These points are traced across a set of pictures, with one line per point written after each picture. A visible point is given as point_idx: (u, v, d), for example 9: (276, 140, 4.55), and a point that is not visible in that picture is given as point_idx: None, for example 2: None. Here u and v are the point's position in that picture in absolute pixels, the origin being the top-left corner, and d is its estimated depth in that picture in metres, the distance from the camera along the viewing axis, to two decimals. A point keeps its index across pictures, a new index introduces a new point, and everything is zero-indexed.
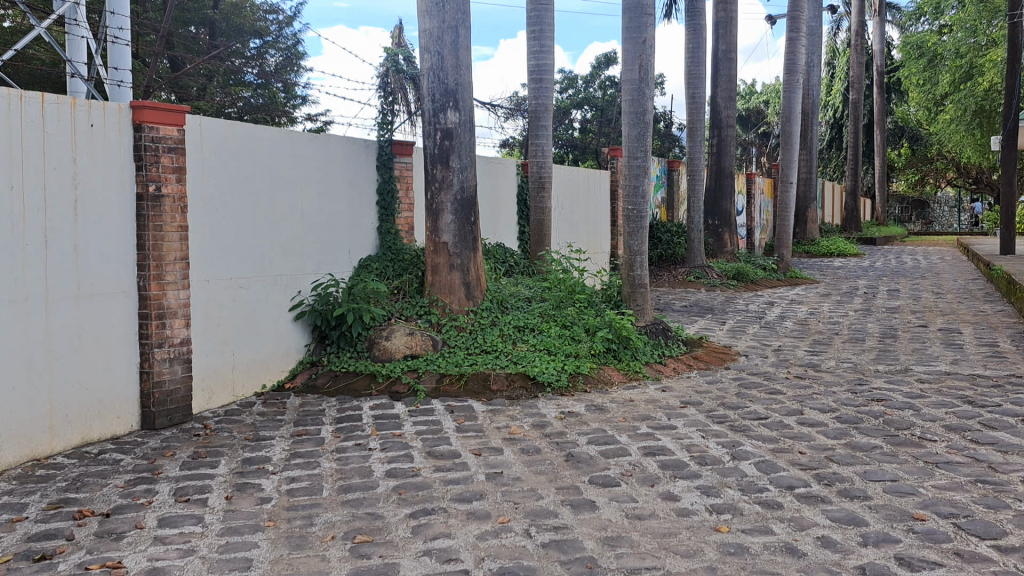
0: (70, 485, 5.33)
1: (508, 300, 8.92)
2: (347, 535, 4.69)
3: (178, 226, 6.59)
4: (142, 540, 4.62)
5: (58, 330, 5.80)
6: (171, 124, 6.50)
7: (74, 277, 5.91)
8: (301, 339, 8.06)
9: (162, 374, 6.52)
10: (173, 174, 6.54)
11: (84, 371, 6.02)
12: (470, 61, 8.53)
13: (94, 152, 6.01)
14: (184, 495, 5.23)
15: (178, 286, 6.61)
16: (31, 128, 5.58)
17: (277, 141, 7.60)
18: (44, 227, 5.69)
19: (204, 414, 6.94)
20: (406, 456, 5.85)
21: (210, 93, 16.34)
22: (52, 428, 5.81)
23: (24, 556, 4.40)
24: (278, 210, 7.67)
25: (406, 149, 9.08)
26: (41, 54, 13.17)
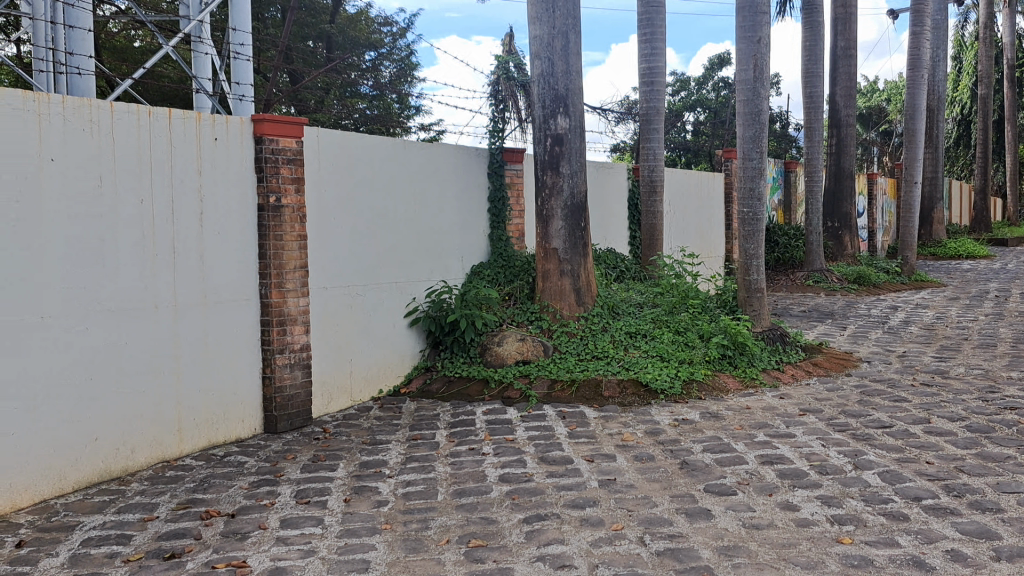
0: (198, 486, 5.56)
1: (620, 305, 8.83)
2: (461, 539, 4.73)
3: (297, 235, 6.80)
4: (265, 540, 4.78)
5: (185, 337, 6.08)
6: (290, 136, 6.71)
7: (200, 285, 6.18)
8: (416, 345, 8.20)
9: (283, 379, 6.72)
10: (293, 185, 6.76)
11: (209, 376, 6.28)
12: (581, 66, 8.50)
13: (217, 165, 6.27)
14: (305, 496, 5.39)
15: (298, 293, 6.81)
16: (158, 143, 5.86)
17: (391, 151, 7.76)
18: (171, 238, 5.96)
19: (324, 418, 7.13)
20: (519, 461, 5.86)
21: (328, 105, 16.80)
22: (179, 431, 6.08)
23: (155, 554, 4.61)
24: (393, 218, 7.83)
25: (517, 156, 9.12)
26: (170, 72, 13.84)
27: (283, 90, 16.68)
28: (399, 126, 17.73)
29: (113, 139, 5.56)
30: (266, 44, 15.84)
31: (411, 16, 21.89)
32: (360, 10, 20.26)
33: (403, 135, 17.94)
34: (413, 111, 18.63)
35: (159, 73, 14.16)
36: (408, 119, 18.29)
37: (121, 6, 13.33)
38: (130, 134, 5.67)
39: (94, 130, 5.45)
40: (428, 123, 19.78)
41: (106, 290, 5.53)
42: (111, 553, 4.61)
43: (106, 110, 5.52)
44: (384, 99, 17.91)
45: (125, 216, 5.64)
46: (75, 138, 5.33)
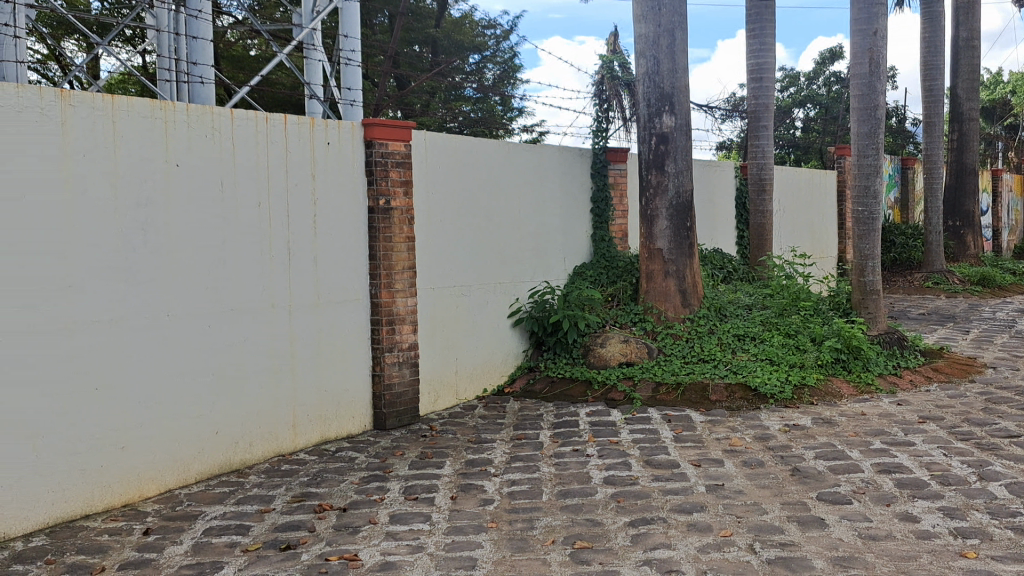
0: (311, 480, 5.72)
1: (727, 307, 8.66)
2: (567, 540, 4.73)
3: (406, 237, 6.91)
4: (375, 535, 4.88)
5: (301, 335, 6.28)
6: (399, 140, 6.84)
7: (314, 286, 6.37)
8: (519, 345, 8.24)
9: (392, 377, 6.85)
10: (401, 188, 6.88)
11: (323, 373, 6.47)
12: (687, 64, 8.38)
13: (330, 169, 6.44)
14: (413, 493, 5.48)
15: (406, 293, 6.93)
16: (276, 148, 6.07)
17: (496, 152, 7.82)
18: (287, 239, 6.17)
19: (431, 416, 7.23)
20: (624, 464, 5.81)
21: (433, 108, 17.04)
22: (295, 426, 6.28)
23: (272, 545, 4.78)
24: (497, 219, 7.89)
25: (621, 156, 9.07)
26: (284, 79, 14.31)
27: (391, 95, 17.02)
28: (503, 128, 17.84)
29: (234, 145, 5.79)
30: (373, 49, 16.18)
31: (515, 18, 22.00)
32: (465, 14, 20.47)
33: (507, 136, 18.06)
34: (515, 113, 18.71)
35: (274, 81, 14.65)
36: (512, 121, 18.39)
37: (239, 16, 13.85)
38: (249, 140, 5.90)
39: (216, 137, 5.69)
40: (532, 125, 19.86)
41: (228, 290, 5.78)
42: (230, 543, 4.80)
43: (227, 117, 5.75)
44: (488, 101, 17.95)
45: (245, 219, 5.87)
46: (199, 145, 5.58)
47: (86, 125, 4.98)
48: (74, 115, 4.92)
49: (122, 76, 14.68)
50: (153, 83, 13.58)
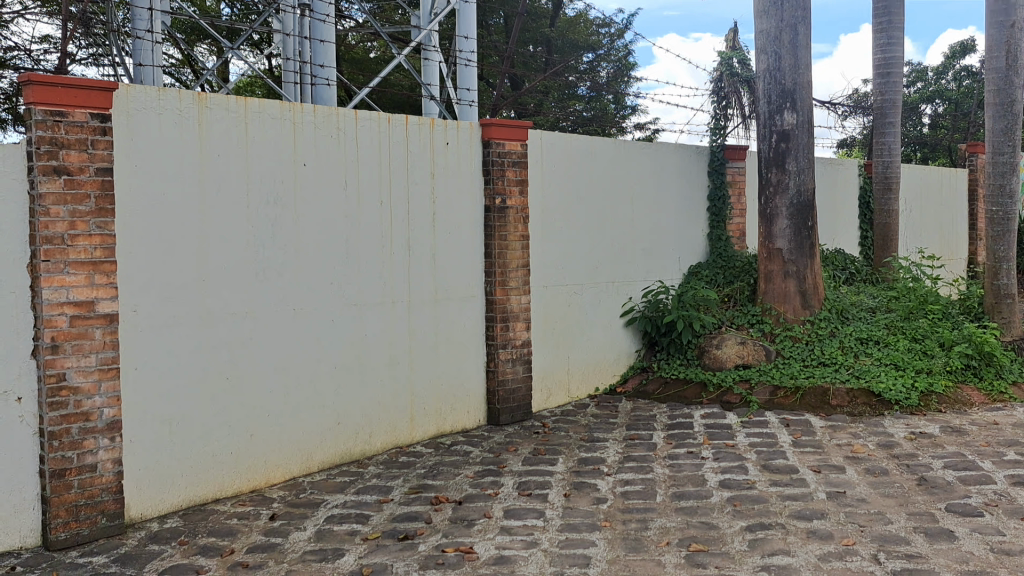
0: (427, 472, 5.83)
1: (850, 310, 8.38)
2: (682, 543, 4.68)
3: (521, 235, 6.97)
4: (490, 528, 4.95)
5: (419, 330, 6.42)
6: (516, 139, 6.91)
7: (432, 281, 6.49)
8: (632, 344, 8.20)
9: (505, 373, 6.92)
10: (517, 187, 6.94)
11: (440, 368, 6.59)
12: (810, 59, 8.16)
13: (449, 168, 6.56)
14: (527, 489, 5.52)
15: (520, 291, 6.98)
16: (397, 148, 6.22)
17: (610, 150, 7.81)
18: (407, 236, 6.31)
19: (543, 413, 7.27)
20: (741, 468, 5.71)
21: (547, 107, 17.01)
22: (412, 418, 6.42)
23: (390, 534, 4.89)
24: (612, 218, 7.87)
25: (740, 154, 8.90)
26: (401, 80, 14.57)
27: (505, 95, 17.11)
28: (616, 127, 17.67)
29: (357, 145, 5.98)
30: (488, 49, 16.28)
31: (630, 15, 21.75)
32: (579, 13, 20.36)
33: (621, 135, 17.90)
34: (629, 111, 18.54)
35: (392, 83, 14.93)
36: (626, 120, 18.20)
37: (361, 18, 14.16)
38: (372, 140, 6.07)
39: (341, 138, 5.89)
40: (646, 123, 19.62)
41: (351, 286, 5.98)
42: (351, 531, 4.95)
43: (351, 119, 5.94)
44: (601, 101, 17.73)
45: (367, 217, 6.06)
46: (325, 145, 5.80)
47: (220, 128, 5.26)
48: (210, 118, 5.22)
49: (248, 79, 15.26)
50: (278, 86, 14.06)
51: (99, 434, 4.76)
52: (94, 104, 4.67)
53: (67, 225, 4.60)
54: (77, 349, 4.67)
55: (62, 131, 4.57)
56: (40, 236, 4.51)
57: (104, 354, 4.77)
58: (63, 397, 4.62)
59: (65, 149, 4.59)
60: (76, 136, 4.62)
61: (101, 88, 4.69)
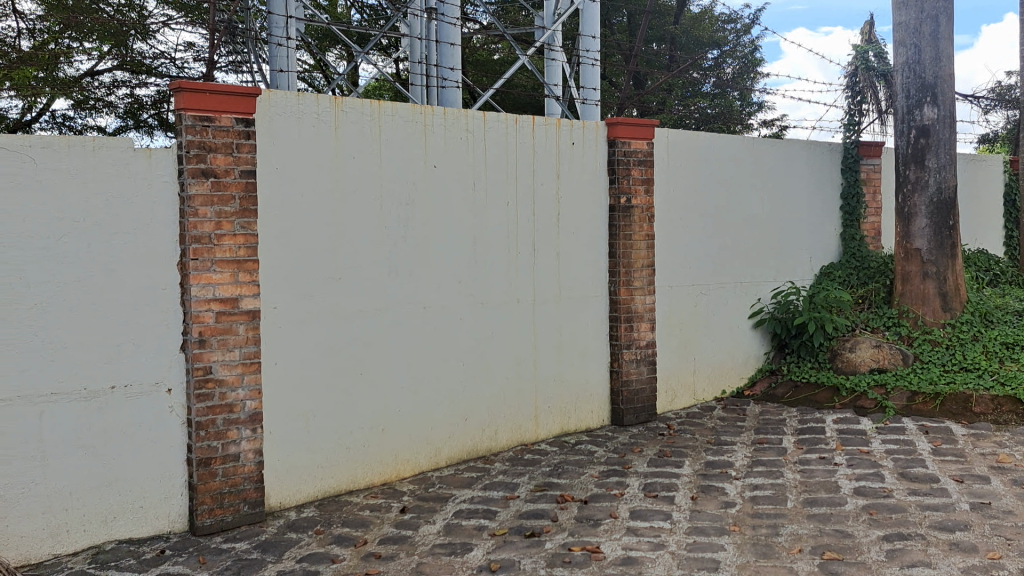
0: (553, 470, 5.86)
1: (994, 313, 7.96)
2: (815, 550, 4.56)
3: (645, 235, 6.91)
4: (616, 529, 4.93)
5: (543, 329, 6.46)
6: (642, 138, 6.86)
7: (556, 281, 6.52)
8: (760, 347, 8.02)
9: (629, 374, 6.88)
10: (642, 186, 6.89)
11: (564, 367, 6.61)
12: (952, 51, 7.83)
13: (574, 167, 6.58)
14: (653, 490, 5.48)
15: (644, 291, 6.92)
16: (524, 148, 6.28)
17: (738, 149, 7.68)
18: (533, 236, 6.36)
19: (668, 414, 7.19)
20: (877, 475, 5.52)
21: (669, 104, 16.56)
22: (536, 417, 6.47)
23: (517, 531, 4.94)
24: (739, 217, 7.73)
25: (874, 151, 8.64)
26: (523, 81, 14.50)
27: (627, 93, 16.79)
28: (741, 124, 17.24)
29: (485, 145, 6.06)
30: (610, 48, 16.10)
31: (757, 9, 21.12)
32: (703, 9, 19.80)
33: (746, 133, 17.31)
34: (755, 108, 17.93)
35: (514, 84, 14.86)
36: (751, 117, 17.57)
37: (483, 21, 14.19)
38: (500, 140, 6.15)
39: (469, 139, 5.99)
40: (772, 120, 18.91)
41: (477, 284, 6.07)
42: (479, 526, 5.02)
43: (480, 119, 6.03)
44: (726, 97, 17.26)
45: (494, 216, 6.13)
46: (454, 146, 5.90)
47: (355, 130, 5.43)
48: (346, 120, 5.39)
49: (374, 82, 15.58)
50: (404, 89, 14.30)
51: (242, 425, 4.99)
52: (240, 109, 4.90)
53: (214, 225, 4.85)
54: (222, 344, 4.91)
55: (210, 135, 4.81)
56: (190, 236, 4.77)
57: (246, 348, 5.00)
58: (210, 389, 4.87)
59: (212, 153, 4.82)
60: (222, 140, 4.86)
61: (246, 94, 4.91)
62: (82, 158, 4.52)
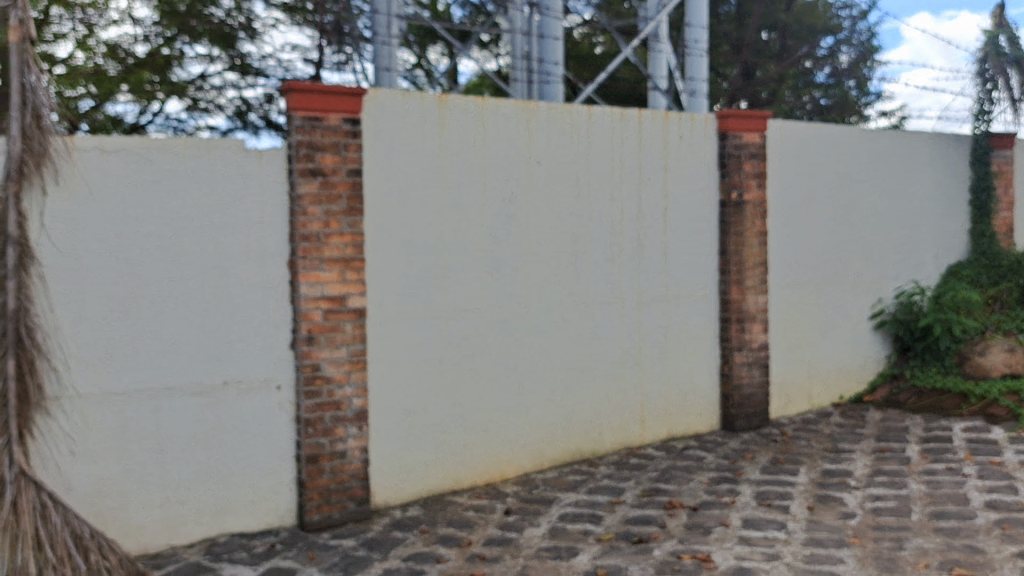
0: (660, 475, 5.70)
1: None
2: (943, 566, 4.28)
3: (758, 231, 6.66)
4: (728, 537, 4.75)
5: (650, 329, 6.29)
6: (754, 131, 6.62)
7: (664, 279, 6.34)
8: (882, 350, 7.65)
9: (741, 377, 6.64)
10: (755, 180, 6.64)
11: (671, 368, 6.43)
12: None
13: (682, 162, 6.39)
14: (766, 498, 5.26)
15: (757, 291, 6.67)
16: (631, 143, 6.13)
17: (858, 142, 7.36)
18: (639, 233, 6.20)
19: (782, 420, 6.92)
20: (1011, 488, 5.16)
21: (780, 96, 15.89)
22: (642, 420, 6.30)
23: (623, 537, 4.81)
24: (858, 213, 7.39)
25: (1006, 141, 8.14)
26: (627, 74, 14.17)
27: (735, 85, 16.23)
28: (855, 114, 16.52)
29: (590, 141, 5.94)
30: (718, 39, 15.62)
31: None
32: None
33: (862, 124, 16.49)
34: (872, 97, 17.08)
35: (619, 79, 14.58)
36: (868, 107, 16.74)
37: (588, 16, 13.98)
38: (606, 135, 6.02)
39: (574, 134, 5.87)
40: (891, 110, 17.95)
41: (582, 283, 5.95)
42: (585, 531, 4.91)
43: (585, 114, 5.91)
44: (841, 87, 16.48)
45: (600, 213, 6.01)
46: (559, 142, 5.80)
47: (460, 127, 5.39)
48: (451, 118, 5.35)
49: (476, 79, 15.54)
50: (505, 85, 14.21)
51: (349, 423, 5.01)
52: (347, 108, 4.91)
53: (322, 224, 4.88)
54: (330, 342, 4.93)
55: (318, 135, 4.84)
56: (300, 235, 4.81)
57: (353, 346, 5.01)
58: (317, 387, 4.91)
59: (320, 152, 4.85)
60: (330, 139, 4.88)
61: (353, 93, 4.91)
62: (196, 158, 4.62)
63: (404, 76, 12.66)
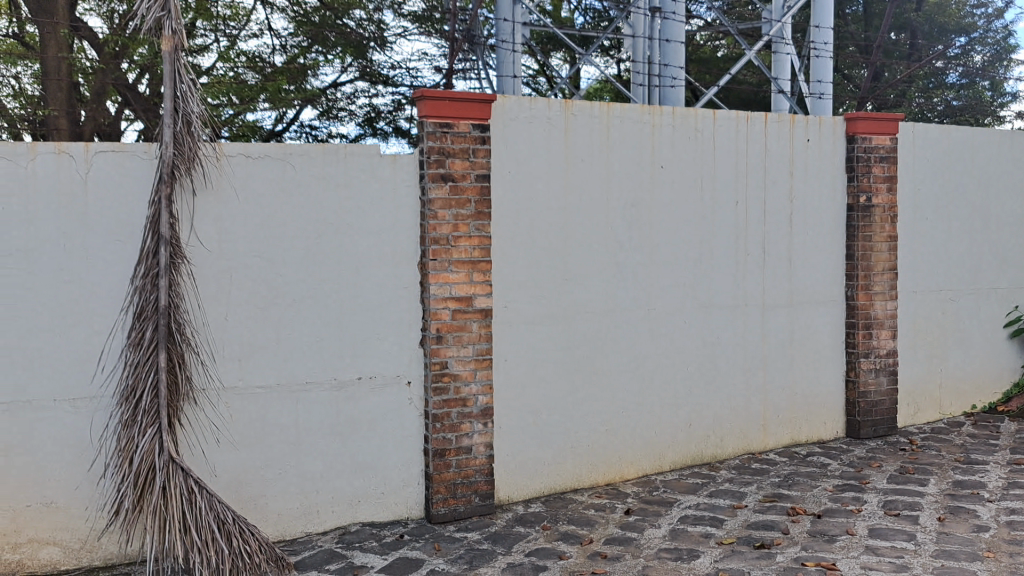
0: (783, 481, 5.66)
1: None
2: None
3: (887, 236, 6.52)
4: (854, 546, 4.68)
5: (773, 333, 6.24)
6: (883, 133, 6.49)
7: (788, 285, 6.29)
8: (1018, 359, 7.37)
9: (868, 385, 6.51)
10: (885, 184, 6.51)
11: (795, 374, 6.37)
12: None
13: (809, 166, 6.32)
14: (894, 508, 5.17)
15: (885, 296, 6.53)
16: (756, 146, 6.10)
17: (994, 143, 7.12)
18: (763, 238, 6.16)
19: (910, 429, 6.76)
20: None
21: (910, 97, 15.28)
22: (765, 426, 6.26)
23: (746, 541, 4.81)
24: (994, 217, 7.14)
25: None
26: (748, 75, 13.93)
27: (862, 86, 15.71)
28: (991, 115, 15.76)
29: (714, 145, 5.94)
30: (845, 38, 15.16)
31: None
32: None
33: (999, 125, 15.70)
34: (1010, 98, 16.26)
35: (741, 82, 14.36)
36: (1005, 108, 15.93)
37: (708, 17, 13.84)
38: (730, 139, 6.01)
39: (699, 138, 5.89)
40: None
41: (704, 287, 5.96)
42: (705, 534, 4.92)
43: (710, 118, 5.91)
44: (977, 87, 15.73)
45: (723, 217, 6.00)
46: (683, 145, 5.83)
47: (585, 131, 5.49)
48: (576, 123, 5.46)
49: (596, 82, 15.64)
50: (626, 89, 14.24)
51: (474, 419, 5.16)
52: (476, 115, 5.07)
53: (451, 227, 5.04)
54: (458, 340, 5.09)
55: (449, 141, 5.01)
56: (430, 237, 4.99)
57: (479, 345, 5.16)
58: (445, 383, 5.07)
59: (450, 158, 5.02)
60: (460, 145, 5.05)
61: (483, 101, 5.07)
62: (335, 164, 4.86)
63: (524, 81, 12.88)
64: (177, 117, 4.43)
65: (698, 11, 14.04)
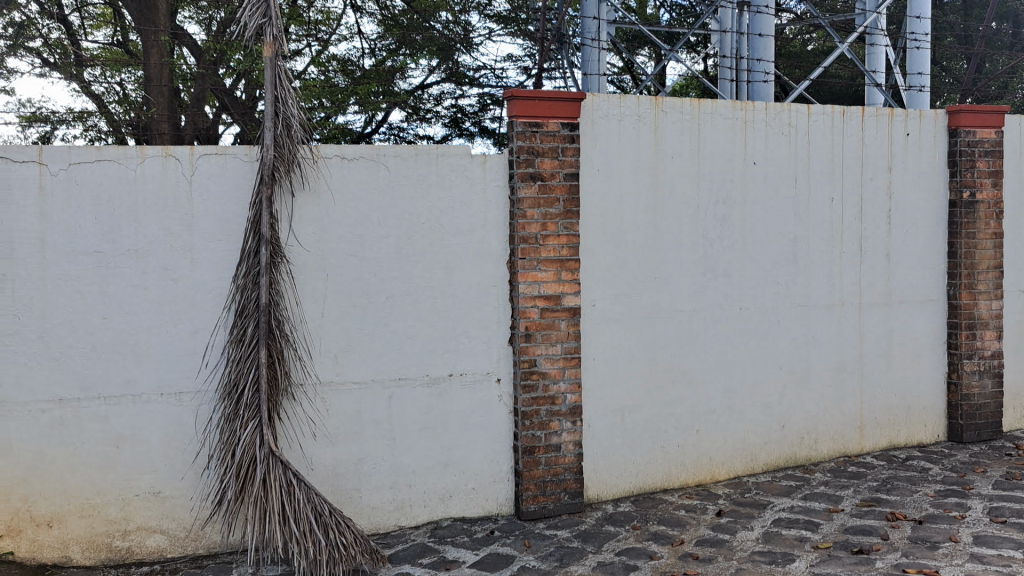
0: (881, 485, 5.51)
1: None
2: None
3: (992, 233, 6.29)
4: (958, 553, 4.52)
5: (869, 333, 6.09)
6: (988, 127, 6.25)
7: (885, 283, 6.12)
8: None
9: (971, 387, 6.28)
10: (989, 179, 6.27)
11: (893, 375, 6.19)
12: None
13: (908, 161, 6.15)
14: (1000, 515, 4.98)
15: (989, 296, 6.30)
16: (853, 142, 5.96)
17: None
18: (859, 235, 6.01)
19: (1016, 433, 6.51)
20: None
21: (1013, 88, 14.66)
22: (861, 428, 6.11)
23: (843, 546, 4.69)
24: None
25: None
26: (841, 70, 13.60)
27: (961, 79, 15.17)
28: None
29: (809, 140, 5.82)
30: (944, 29, 14.65)
31: None
32: None
33: None
34: None
35: (832, 77, 14.03)
36: None
37: (798, 10, 13.57)
38: (825, 135, 5.88)
39: (792, 134, 5.78)
40: None
41: (798, 285, 5.85)
42: (800, 537, 4.82)
43: (804, 113, 5.80)
44: None
45: (817, 214, 5.88)
46: (777, 142, 5.73)
47: (676, 129, 5.44)
48: (666, 121, 5.41)
49: (681, 80, 15.52)
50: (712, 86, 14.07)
51: (563, 417, 5.16)
52: (565, 114, 5.07)
53: (540, 226, 5.05)
54: (546, 338, 5.09)
55: (538, 140, 5.03)
56: (519, 236, 5.00)
57: (568, 344, 5.14)
58: (534, 381, 5.08)
59: (540, 157, 5.03)
60: (549, 144, 5.05)
61: (572, 99, 5.06)
62: (427, 165, 4.92)
63: (608, 80, 12.86)
64: (278, 120, 4.57)
65: (787, 4, 13.82)
